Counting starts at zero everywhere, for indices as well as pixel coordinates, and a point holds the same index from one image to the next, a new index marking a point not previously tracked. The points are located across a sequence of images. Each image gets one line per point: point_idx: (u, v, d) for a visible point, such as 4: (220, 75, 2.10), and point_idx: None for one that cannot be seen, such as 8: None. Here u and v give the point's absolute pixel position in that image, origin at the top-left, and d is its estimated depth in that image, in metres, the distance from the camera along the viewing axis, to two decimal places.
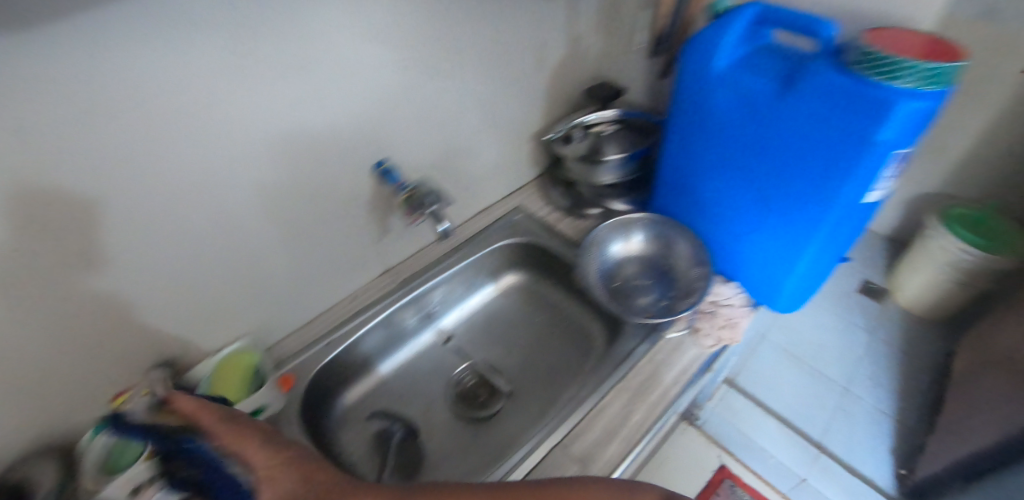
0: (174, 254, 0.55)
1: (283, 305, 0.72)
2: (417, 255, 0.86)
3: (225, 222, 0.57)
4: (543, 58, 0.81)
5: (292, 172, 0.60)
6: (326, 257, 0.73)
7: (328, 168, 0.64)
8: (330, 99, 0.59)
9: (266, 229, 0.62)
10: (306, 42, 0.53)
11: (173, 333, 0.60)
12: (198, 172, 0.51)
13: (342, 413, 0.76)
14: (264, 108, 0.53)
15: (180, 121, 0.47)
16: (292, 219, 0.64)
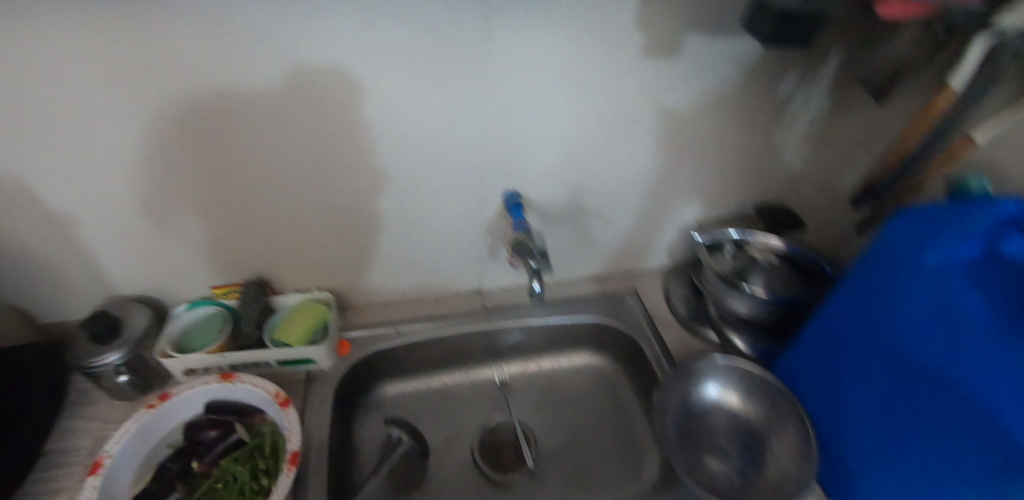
0: (302, 194, 0.69)
1: (374, 276, 0.82)
2: (514, 291, 0.90)
3: (339, 186, 0.69)
4: (709, 167, 0.79)
5: (419, 176, 0.70)
6: (430, 256, 0.81)
7: (464, 189, 0.73)
8: (465, 121, 0.65)
9: (388, 211, 0.73)
10: (467, 64, 0.59)
11: (278, 253, 0.76)
12: (335, 150, 0.65)
13: (375, 399, 0.82)
14: (420, 115, 0.63)
15: (331, 108, 0.61)
16: (413, 215, 0.75)
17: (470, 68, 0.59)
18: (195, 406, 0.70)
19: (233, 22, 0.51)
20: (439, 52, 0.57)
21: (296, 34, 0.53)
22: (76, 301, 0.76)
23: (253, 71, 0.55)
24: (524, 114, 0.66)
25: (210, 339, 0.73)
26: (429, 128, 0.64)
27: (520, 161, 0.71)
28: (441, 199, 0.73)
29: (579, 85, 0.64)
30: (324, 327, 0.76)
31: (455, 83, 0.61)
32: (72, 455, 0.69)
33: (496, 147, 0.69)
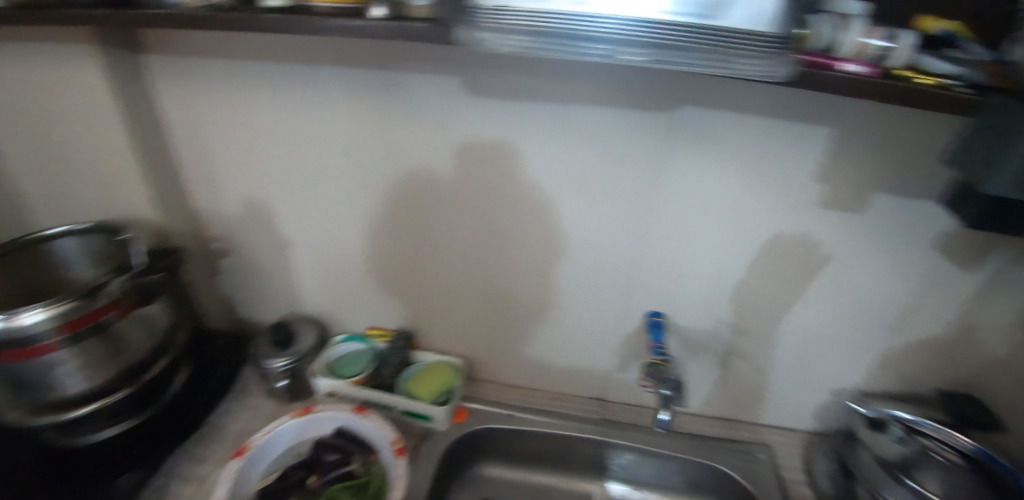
0: (464, 269, 0.80)
1: (505, 357, 0.87)
2: (632, 409, 0.87)
3: (502, 273, 0.78)
4: (885, 340, 0.72)
5: (569, 279, 0.76)
6: (557, 349, 0.84)
7: (603, 296, 0.77)
8: (625, 241, 0.72)
9: (531, 298, 0.80)
10: (640, 190, 0.67)
11: (436, 318, 0.86)
12: (508, 244, 0.75)
13: (473, 476, 0.82)
14: (583, 223, 0.71)
15: (515, 211, 0.72)
16: (551, 309, 0.80)
17: (643, 197, 0.67)
18: (326, 427, 0.77)
19: (469, 129, 0.66)
20: (612, 173, 0.66)
21: (504, 144, 0.67)
22: (267, 307, 0.93)
23: (461, 162, 0.70)
24: (683, 246, 0.70)
25: (355, 372, 0.82)
26: (592, 239, 0.72)
27: (672, 285, 0.74)
28: (585, 304, 0.78)
29: (746, 230, 0.67)
30: (450, 391, 0.81)
31: (626, 207, 0.69)
32: (224, 433, 0.80)
33: (649, 268, 0.73)
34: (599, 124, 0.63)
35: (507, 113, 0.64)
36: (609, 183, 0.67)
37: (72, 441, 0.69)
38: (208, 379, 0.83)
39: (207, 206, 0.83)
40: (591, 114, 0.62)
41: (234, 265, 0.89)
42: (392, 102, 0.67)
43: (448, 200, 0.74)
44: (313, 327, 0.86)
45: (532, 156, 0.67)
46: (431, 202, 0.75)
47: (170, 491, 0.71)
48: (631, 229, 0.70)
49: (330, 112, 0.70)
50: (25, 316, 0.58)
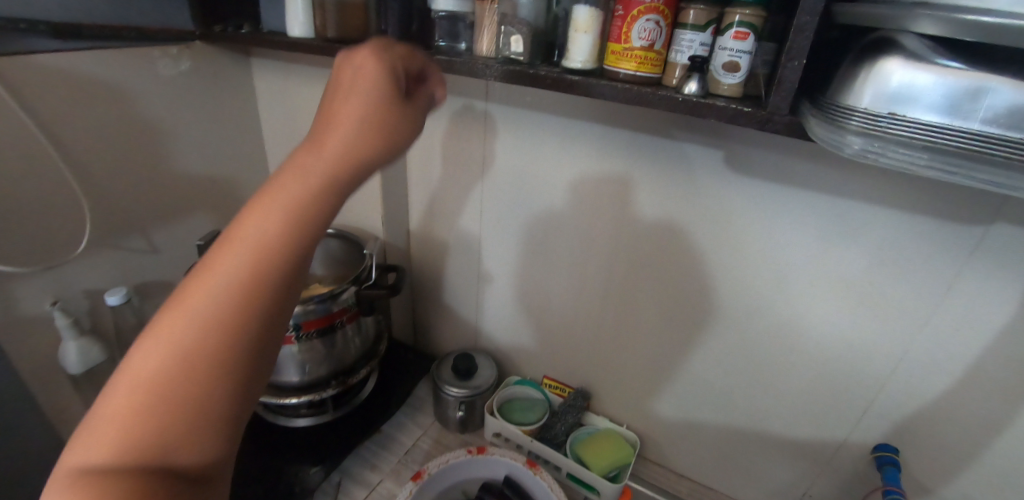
0: (653, 345, 0.72)
1: (682, 450, 0.78)
2: None
3: (694, 359, 0.69)
4: None
5: (778, 391, 0.63)
6: (751, 464, 0.72)
7: (823, 428, 0.62)
8: (877, 377, 0.55)
9: (723, 396, 0.69)
10: (917, 322, 0.51)
11: (617, 386, 0.80)
12: (711, 331, 0.65)
13: None
14: (821, 333, 0.57)
15: (730, 298, 0.61)
16: (748, 417, 0.68)
17: (922, 327, 0.51)
18: (496, 471, 0.76)
19: (709, 203, 0.58)
20: (890, 290, 0.51)
21: (745, 224, 0.57)
22: (450, 331, 0.97)
23: (686, 234, 0.61)
24: (966, 400, 0.51)
25: (528, 420, 0.82)
26: (823, 359, 0.58)
27: (937, 445, 0.55)
28: (803, 429, 0.64)
29: None
30: (621, 468, 0.75)
31: (879, 333, 0.53)
32: (394, 446, 0.83)
33: (904, 415, 0.55)
34: (858, 227, 0.50)
35: (737, 198, 0.56)
36: (856, 299, 0.53)
37: (277, 420, 0.78)
38: (392, 390, 0.88)
39: (423, 229, 0.89)
40: (849, 214, 0.50)
41: (432, 286, 0.94)
42: (627, 158, 0.61)
43: (652, 267, 0.66)
44: (489, 364, 0.87)
45: (759, 250, 0.57)
46: (631, 265, 0.68)
47: (342, 490, 0.75)
48: (880, 360, 0.54)
49: (559, 159, 0.67)
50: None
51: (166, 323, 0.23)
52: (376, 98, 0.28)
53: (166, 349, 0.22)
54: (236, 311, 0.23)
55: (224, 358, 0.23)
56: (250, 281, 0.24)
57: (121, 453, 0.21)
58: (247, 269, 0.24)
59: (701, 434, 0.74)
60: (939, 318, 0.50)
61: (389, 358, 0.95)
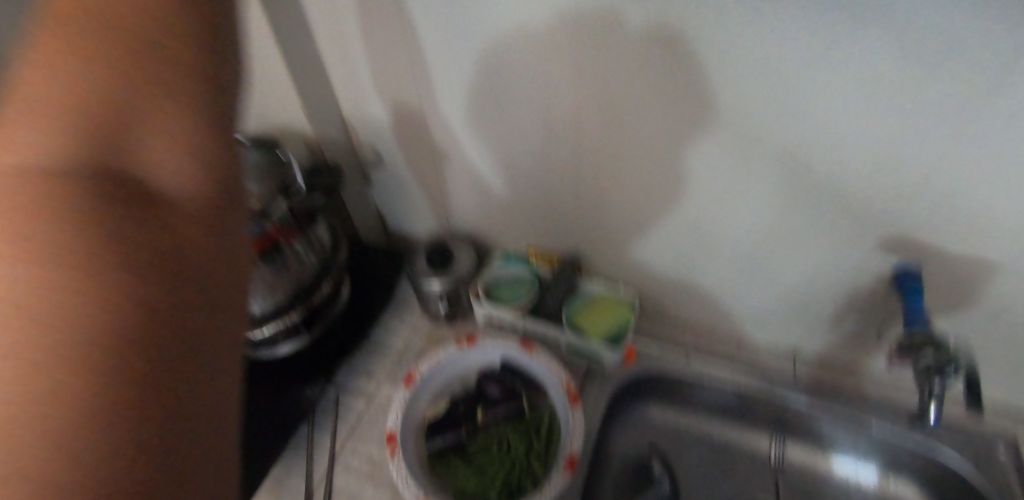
0: (650, 197, 0.60)
1: (685, 298, 0.74)
2: (839, 371, 0.73)
3: (703, 204, 0.58)
4: None
5: (805, 225, 0.54)
6: (759, 302, 0.69)
7: (850, 255, 0.55)
8: (936, 192, 0.44)
9: (736, 239, 0.60)
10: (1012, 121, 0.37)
11: (613, 248, 0.73)
12: (724, 172, 0.52)
13: (634, 418, 0.77)
14: (865, 157, 0.44)
15: (752, 130, 0.47)
16: (764, 256, 0.61)
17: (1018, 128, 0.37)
18: (491, 357, 0.70)
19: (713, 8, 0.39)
20: (978, 83, 0.36)
21: (767, 24, 0.38)
22: (419, 220, 0.87)
23: (682, 55, 0.44)
24: None
25: (516, 298, 0.74)
26: (847, 193, 0.48)
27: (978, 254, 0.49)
28: (801, 257, 0.58)
29: None
30: (622, 331, 0.70)
31: (914, 160, 0.42)
32: (385, 351, 0.80)
33: (915, 238, 0.50)
34: (948, 29, 0.33)
35: (757, 3, 0.37)
36: (903, 126, 0.40)
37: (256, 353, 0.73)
38: (369, 293, 0.81)
39: (354, 111, 0.73)
40: (937, 5, 0.33)
41: (386, 176, 0.82)
42: None
43: (641, 106, 0.50)
44: (465, 249, 0.78)
45: (775, 72, 0.41)
46: (616, 108, 0.52)
47: (341, 405, 0.74)
48: (906, 193, 0.45)
49: None
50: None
51: None
52: None
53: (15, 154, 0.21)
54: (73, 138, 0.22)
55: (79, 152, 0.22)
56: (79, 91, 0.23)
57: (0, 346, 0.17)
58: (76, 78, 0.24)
59: (696, 272, 0.69)
60: (1008, 142, 0.38)
61: (354, 258, 0.85)
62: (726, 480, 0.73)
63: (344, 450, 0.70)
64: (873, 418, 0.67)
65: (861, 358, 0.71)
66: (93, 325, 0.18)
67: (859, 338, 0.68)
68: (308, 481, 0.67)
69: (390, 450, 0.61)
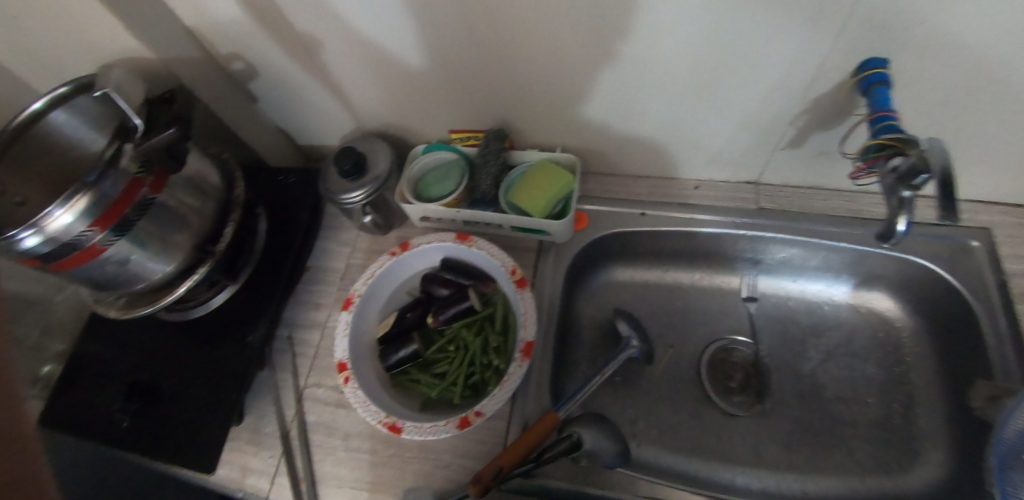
0: (569, 29, 0.51)
1: (632, 146, 0.68)
2: (804, 190, 0.69)
3: (629, 20, 0.49)
4: None
5: (745, 18, 0.46)
6: (708, 130, 0.62)
7: (797, 43, 0.48)
8: None
9: (673, 57, 0.52)
10: None
11: (541, 107, 0.64)
12: None
13: (600, 284, 0.74)
14: None
15: None
16: (706, 70, 0.53)
17: None
18: (434, 258, 0.65)
19: None
20: None
21: None
22: (326, 129, 0.77)
23: None
24: None
25: (446, 190, 0.67)
26: None
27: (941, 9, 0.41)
28: (755, 69, 0.52)
29: None
30: (565, 199, 0.65)
31: None
32: (327, 276, 0.74)
33: (876, 16, 0.43)
34: None
35: None
36: None
37: (189, 314, 0.68)
38: (291, 220, 0.73)
39: (192, 14, 0.59)
40: None
41: (268, 86, 0.70)
42: None
43: None
44: (380, 150, 0.69)
45: None
46: None
47: (297, 342, 0.70)
48: None
49: None
50: (54, 219, 0.47)
51: None
52: None
53: None
54: None
55: None
56: None
57: None
58: None
59: (640, 120, 0.63)
60: None
61: (268, 189, 0.76)
62: (699, 323, 0.73)
63: (310, 383, 0.67)
64: (835, 231, 0.65)
65: (820, 175, 0.66)
66: None
67: (817, 153, 0.62)
68: (281, 420, 0.65)
69: (343, 379, 0.57)
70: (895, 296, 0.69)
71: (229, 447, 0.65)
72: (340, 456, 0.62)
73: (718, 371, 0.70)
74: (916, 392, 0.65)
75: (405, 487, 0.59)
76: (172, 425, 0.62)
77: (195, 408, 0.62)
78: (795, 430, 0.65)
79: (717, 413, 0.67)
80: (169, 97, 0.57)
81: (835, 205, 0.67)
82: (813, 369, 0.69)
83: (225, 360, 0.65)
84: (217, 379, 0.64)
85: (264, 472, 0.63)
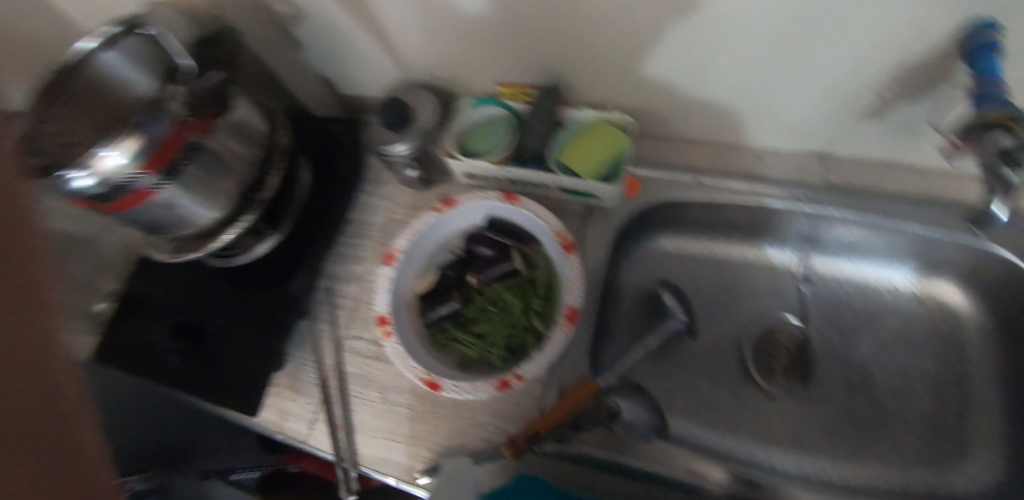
0: None
1: (691, 109, 0.63)
2: (878, 167, 0.64)
3: None
4: None
5: None
6: (778, 96, 0.57)
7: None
8: None
9: (752, 10, 0.47)
10: None
11: (599, 62, 0.60)
12: None
13: (641, 254, 0.71)
14: None
15: None
16: (786, 27, 0.48)
17: None
18: (475, 218, 0.64)
19: None
20: None
21: None
22: (370, 79, 0.74)
23: None
24: None
25: (493, 146, 0.65)
26: None
27: None
28: (845, 26, 0.47)
29: None
30: (616, 161, 0.61)
31: None
32: (367, 231, 0.73)
33: None
34: None
35: None
36: None
37: (232, 262, 0.67)
38: (332, 172, 0.72)
39: None
40: None
41: (314, 32, 0.67)
42: None
43: None
44: (425, 102, 0.67)
45: None
46: None
47: (337, 294, 0.71)
48: None
49: None
50: (105, 160, 0.47)
51: None
52: None
53: None
54: None
55: None
56: None
57: None
58: None
59: (707, 80, 0.58)
60: None
61: (310, 139, 0.75)
62: (746, 301, 0.70)
63: (350, 335, 0.68)
64: (913, 213, 0.60)
65: (899, 150, 0.60)
66: None
67: (899, 126, 0.57)
68: (321, 370, 0.67)
69: (384, 332, 0.58)
70: (969, 291, 0.63)
71: (272, 391, 0.68)
72: (376, 407, 0.63)
73: (762, 351, 0.67)
74: (978, 390, 0.61)
75: (439, 443, 0.59)
76: (218, 367, 0.64)
77: (239, 352, 0.64)
78: (839, 418, 0.63)
79: (757, 393, 0.65)
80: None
81: (914, 185, 0.61)
82: (866, 358, 0.65)
83: (268, 307, 0.66)
84: (260, 326, 0.65)
85: (304, 416, 0.66)
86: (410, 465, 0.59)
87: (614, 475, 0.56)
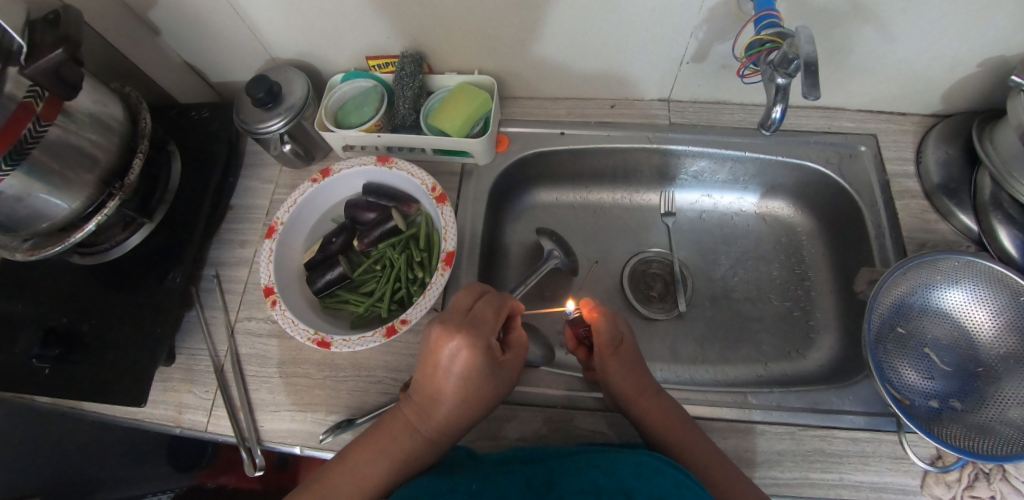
0: None
1: (547, 68, 0.71)
2: (711, 107, 0.73)
3: None
4: None
5: None
6: (616, 48, 0.65)
7: None
8: None
9: None
10: None
11: (455, 30, 0.65)
12: None
13: (527, 207, 0.79)
14: None
15: None
16: None
17: None
18: (354, 185, 0.67)
19: None
20: None
21: None
22: (240, 65, 0.74)
23: None
24: None
25: (366, 117, 0.67)
26: None
27: None
28: None
29: None
30: (484, 120, 0.68)
31: None
32: (252, 214, 0.73)
33: None
34: None
35: None
36: None
37: (107, 255, 0.65)
38: (207, 159, 0.71)
39: None
40: None
41: (169, 23, 0.67)
42: None
43: None
44: (295, 79, 0.68)
45: None
46: None
47: (224, 279, 0.69)
48: None
49: None
50: None
51: (478, 406, 0.52)
52: (455, 429, 0.52)
53: (473, 411, 0.52)
54: (482, 411, 0.53)
55: (490, 404, 0.52)
56: (480, 411, 0.52)
57: (494, 394, 0.52)
58: (467, 419, 0.52)
59: (554, 38, 0.65)
60: None
61: (183, 129, 0.74)
62: (619, 237, 0.78)
63: (241, 317, 0.66)
64: (739, 140, 0.71)
65: (722, 90, 0.71)
66: (498, 392, 0.53)
67: (719, 66, 0.66)
68: (213, 355, 0.64)
69: (270, 302, 0.58)
70: (794, 203, 0.76)
71: (161, 387, 0.63)
72: (274, 384, 0.62)
73: (639, 281, 0.75)
74: (812, 285, 0.72)
75: (342, 404, 0.60)
76: (94, 364, 0.59)
77: (116, 349, 0.60)
78: (708, 328, 0.71)
79: (638, 317, 0.72)
80: (56, 18, 0.48)
81: (738, 118, 0.72)
82: (725, 273, 0.75)
83: (148, 299, 0.63)
84: (139, 318, 0.62)
85: (200, 406, 0.62)
86: (314, 430, 0.59)
87: (510, 403, 0.61)
